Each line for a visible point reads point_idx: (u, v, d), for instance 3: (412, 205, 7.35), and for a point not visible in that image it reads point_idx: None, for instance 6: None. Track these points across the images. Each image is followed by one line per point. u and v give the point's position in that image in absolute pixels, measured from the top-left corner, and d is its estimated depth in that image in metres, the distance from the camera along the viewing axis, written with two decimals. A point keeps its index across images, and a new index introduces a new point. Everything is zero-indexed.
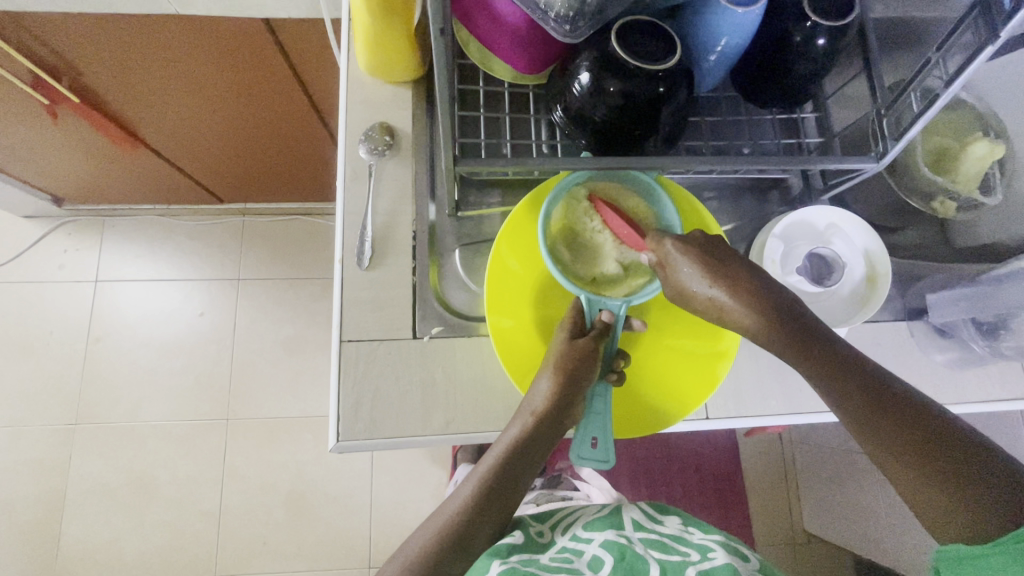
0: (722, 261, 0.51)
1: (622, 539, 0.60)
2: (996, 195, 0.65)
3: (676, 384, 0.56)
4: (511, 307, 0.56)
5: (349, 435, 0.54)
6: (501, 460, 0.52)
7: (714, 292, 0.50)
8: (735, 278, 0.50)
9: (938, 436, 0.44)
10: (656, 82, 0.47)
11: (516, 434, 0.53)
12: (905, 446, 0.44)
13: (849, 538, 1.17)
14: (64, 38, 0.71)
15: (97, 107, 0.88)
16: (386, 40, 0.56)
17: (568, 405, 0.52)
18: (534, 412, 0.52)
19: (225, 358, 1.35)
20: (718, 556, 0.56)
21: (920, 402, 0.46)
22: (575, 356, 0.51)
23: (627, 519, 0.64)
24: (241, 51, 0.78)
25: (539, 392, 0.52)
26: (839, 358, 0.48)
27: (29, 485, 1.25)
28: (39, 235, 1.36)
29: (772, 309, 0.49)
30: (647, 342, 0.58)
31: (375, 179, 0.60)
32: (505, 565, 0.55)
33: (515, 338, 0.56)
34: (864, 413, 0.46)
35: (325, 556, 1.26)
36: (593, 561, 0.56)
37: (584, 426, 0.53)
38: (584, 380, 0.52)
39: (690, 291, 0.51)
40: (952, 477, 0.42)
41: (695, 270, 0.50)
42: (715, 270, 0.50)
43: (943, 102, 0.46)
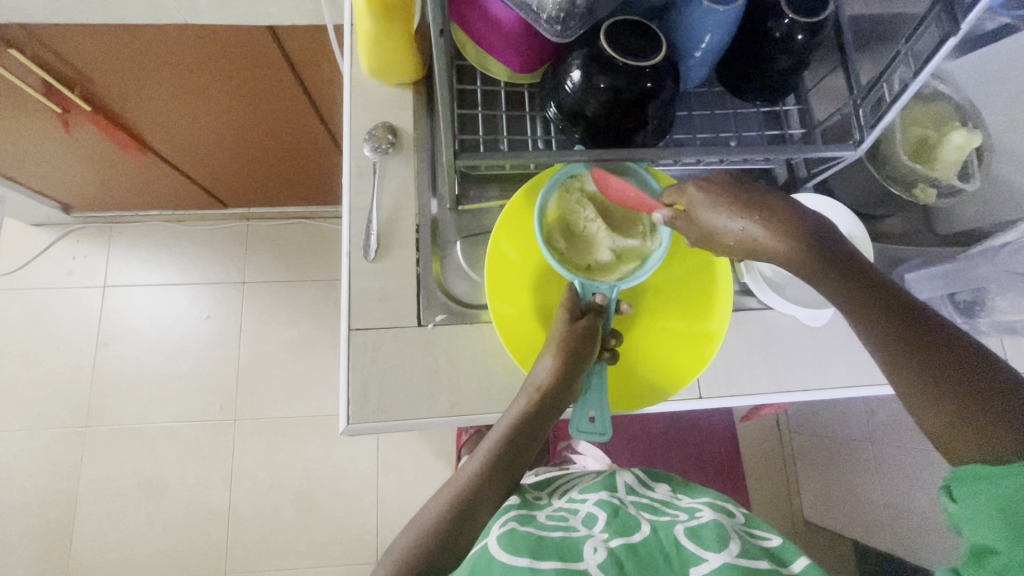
0: (753, 194, 0.47)
1: (615, 500, 0.62)
2: (975, 180, 0.68)
3: (670, 363, 0.59)
4: (510, 295, 0.59)
5: (358, 419, 0.56)
6: (506, 436, 0.54)
7: (742, 227, 0.47)
8: (766, 210, 0.46)
9: (956, 355, 0.42)
10: (643, 77, 0.50)
11: (520, 409, 0.55)
12: (925, 372, 0.41)
13: (847, 525, 1.20)
14: (77, 47, 0.75)
15: (107, 115, 0.91)
16: (388, 44, 0.59)
17: (570, 382, 0.55)
18: (538, 387, 0.54)
19: (232, 360, 1.37)
20: (705, 514, 0.58)
21: (939, 321, 0.43)
22: (576, 336, 0.54)
23: (621, 482, 0.67)
24: (247, 58, 0.81)
25: (542, 370, 0.54)
26: (863, 284, 0.45)
27: (41, 488, 1.28)
28: (48, 243, 1.39)
29: (806, 239, 0.45)
30: (641, 325, 0.61)
31: (379, 176, 0.63)
32: (504, 526, 0.56)
33: (515, 324, 0.58)
34: (883, 333, 0.44)
35: (333, 553, 1.28)
36: (587, 518, 0.59)
37: (583, 401, 0.55)
38: (585, 358, 0.54)
39: (717, 229, 0.48)
40: (975, 398, 0.40)
41: (720, 207, 0.47)
42: (744, 203, 0.47)
43: (913, 91, 0.49)
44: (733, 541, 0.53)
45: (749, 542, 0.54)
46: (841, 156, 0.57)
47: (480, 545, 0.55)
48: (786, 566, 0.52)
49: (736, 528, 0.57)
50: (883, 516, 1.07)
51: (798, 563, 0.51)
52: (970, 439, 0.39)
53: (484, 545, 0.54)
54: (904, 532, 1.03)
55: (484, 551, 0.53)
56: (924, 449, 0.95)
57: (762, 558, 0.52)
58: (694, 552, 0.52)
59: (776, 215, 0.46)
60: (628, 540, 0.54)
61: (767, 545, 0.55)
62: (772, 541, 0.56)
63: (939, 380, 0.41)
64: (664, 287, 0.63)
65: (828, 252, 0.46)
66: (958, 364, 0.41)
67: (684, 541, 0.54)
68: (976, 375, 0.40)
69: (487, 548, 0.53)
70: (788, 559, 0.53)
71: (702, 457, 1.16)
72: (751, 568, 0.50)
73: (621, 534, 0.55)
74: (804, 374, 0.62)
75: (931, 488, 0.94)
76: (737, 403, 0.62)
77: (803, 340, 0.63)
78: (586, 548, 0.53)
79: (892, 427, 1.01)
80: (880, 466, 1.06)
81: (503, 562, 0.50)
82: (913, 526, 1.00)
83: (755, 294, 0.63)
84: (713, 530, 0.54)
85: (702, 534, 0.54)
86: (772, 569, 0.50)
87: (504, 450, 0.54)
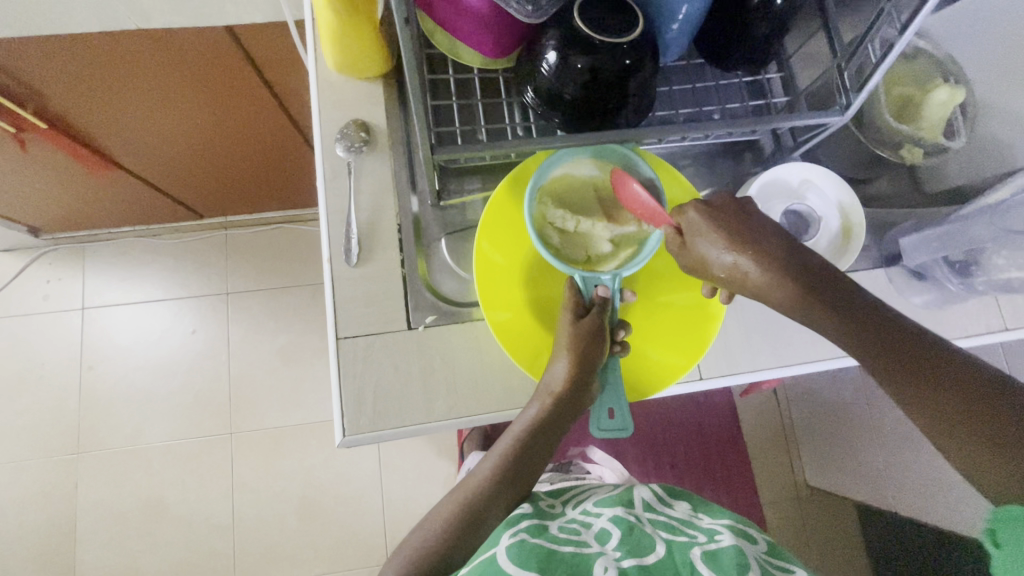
0: (742, 228, 0.49)
1: (630, 516, 0.60)
2: (959, 138, 0.67)
3: (674, 340, 0.58)
4: (505, 298, 0.57)
5: (354, 430, 0.54)
6: (523, 439, 0.56)
7: (734, 261, 0.49)
8: (750, 246, 0.49)
9: (981, 388, 0.41)
10: (621, 55, 0.49)
11: (535, 413, 0.55)
12: (947, 402, 0.42)
13: (850, 486, 1.21)
14: (26, 63, 0.71)
15: (66, 132, 0.87)
16: (351, 39, 0.57)
17: (585, 382, 0.54)
18: (552, 392, 0.54)
19: (222, 373, 1.35)
20: (725, 538, 0.56)
21: (949, 351, 0.44)
22: (584, 335, 0.53)
23: (637, 498, 0.65)
24: (208, 62, 0.77)
25: (557, 374, 0.54)
26: (867, 323, 0.46)
27: (38, 518, 1.25)
28: (19, 267, 1.34)
29: (793, 269, 0.48)
30: (643, 310, 0.60)
31: (354, 176, 0.61)
32: (513, 537, 0.52)
33: (517, 327, 0.57)
34: (896, 370, 0.44)
35: (342, 557, 1.28)
36: (601, 534, 0.57)
37: (600, 398, 0.55)
38: (596, 357, 0.54)
39: (709, 258, 0.50)
40: (1007, 436, 0.39)
41: (716, 237, 0.49)
42: (736, 237, 0.49)
43: (899, 50, 0.48)
44: (752, 569, 0.51)
45: (769, 571, 0.52)
46: (826, 122, 0.56)
47: (485, 554, 0.51)
48: None
49: (756, 556, 0.54)
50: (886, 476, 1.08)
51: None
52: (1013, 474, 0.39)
53: (492, 553, 0.50)
54: (908, 490, 1.04)
55: (492, 560, 0.49)
56: None
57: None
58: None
59: (761, 248, 0.49)
60: (641, 561, 0.52)
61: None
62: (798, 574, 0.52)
63: (963, 408, 0.41)
64: (662, 269, 0.61)
65: (822, 281, 0.48)
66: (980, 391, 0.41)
67: (701, 567, 0.51)
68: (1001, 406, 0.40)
69: (495, 557, 0.49)
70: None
71: (703, 432, 1.16)
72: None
73: (634, 555, 0.53)
74: (804, 347, 0.62)
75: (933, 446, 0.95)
76: (739, 381, 0.61)
77: None
78: (597, 567, 0.49)
79: None
80: None
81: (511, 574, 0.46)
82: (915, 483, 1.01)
83: None
84: (733, 557, 0.52)
85: (720, 560, 0.52)
86: None
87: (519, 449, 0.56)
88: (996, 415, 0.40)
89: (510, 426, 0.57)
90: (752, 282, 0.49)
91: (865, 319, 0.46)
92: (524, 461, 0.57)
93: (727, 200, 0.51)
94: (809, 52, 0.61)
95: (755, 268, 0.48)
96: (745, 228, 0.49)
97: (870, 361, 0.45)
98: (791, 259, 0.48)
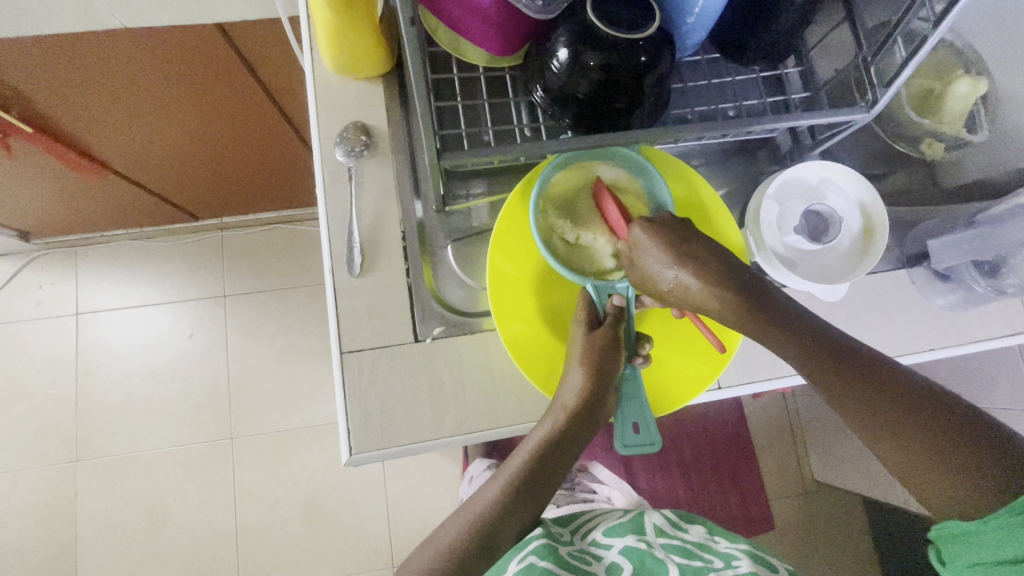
0: (688, 245, 0.51)
1: (642, 544, 0.59)
2: (982, 132, 0.65)
3: (696, 349, 0.56)
4: (517, 311, 0.54)
5: (360, 449, 0.52)
6: (535, 458, 0.52)
7: (678, 276, 0.50)
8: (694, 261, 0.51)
9: (917, 403, 0.44)
10: (636, 51, 0.46)
11: (550, 432, 0.52)
12: (884, 420, 0.44)
13: (858, 482, 1.20)
14: (7, 66, 0.67)
15: (53, 135, 0.84)
16: (349, 38, 0.54)
17: (602, 398, 0.52)
18: (566, 408, 0.51)
19: (221, 377, 1.32)
20: (742, 564, 0.55)
21: (887, 366, 0.47)
22: (598, 348, 0.51)
23: (649, 523, 0.64)
24: (197, 61, 0.74)
25: (571, 387, 0.51)
26: (810, 340, 0.49)
27: (38, 527, 1.23)
28: (11, 272, 1.31)
29: (732, 284, 0.51)
30: (662, 318, 0.58)
31: (355, 181, 0.58)
32: (524, 562, 0.54)
33: (529, 340, 0.54)
34: (838, 386, 0.47)
35: (348, 561, 1.26)
36: (612, 566, 0.57)
37: (621, 412, 0.52)
38: (612, 370, 0.51)
39: (655, 275, 0.50)
40: (942, 449, 0.42)
41: (659, 254, 0.50)
42: (681, 253, 0.50)
43: (931, 44, 0.45)
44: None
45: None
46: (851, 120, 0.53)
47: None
48: None
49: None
50: None
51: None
52: (951, 487, 0.41)
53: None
54: None
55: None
56: None
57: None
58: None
59: (695, 264, 0.51)
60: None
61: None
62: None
63: (902, 429, 0.43)
64: None
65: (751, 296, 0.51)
66: (917, 408, 0.44)
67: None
68: (938, 420, 0.43)
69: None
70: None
71: (711, 430, 1.15)
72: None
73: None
74: None
75: None
76: (759, 388, 0.59)
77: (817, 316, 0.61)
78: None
79: None
80: None
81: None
82: None
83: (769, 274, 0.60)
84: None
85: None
86: None
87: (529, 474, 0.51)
88: (933, 435, 0.42)
89: (524, 445, 0.53)
90: (695, 297, 0.51)
91: (804, 336, 0.49)
92: (540, 483, 0.52)
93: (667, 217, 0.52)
94: (830, 44, 0.59)
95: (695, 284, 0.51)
96: (683, 244, 0.51)
97: (815, 379, 0.48)
98: (720, 273, 0.51)
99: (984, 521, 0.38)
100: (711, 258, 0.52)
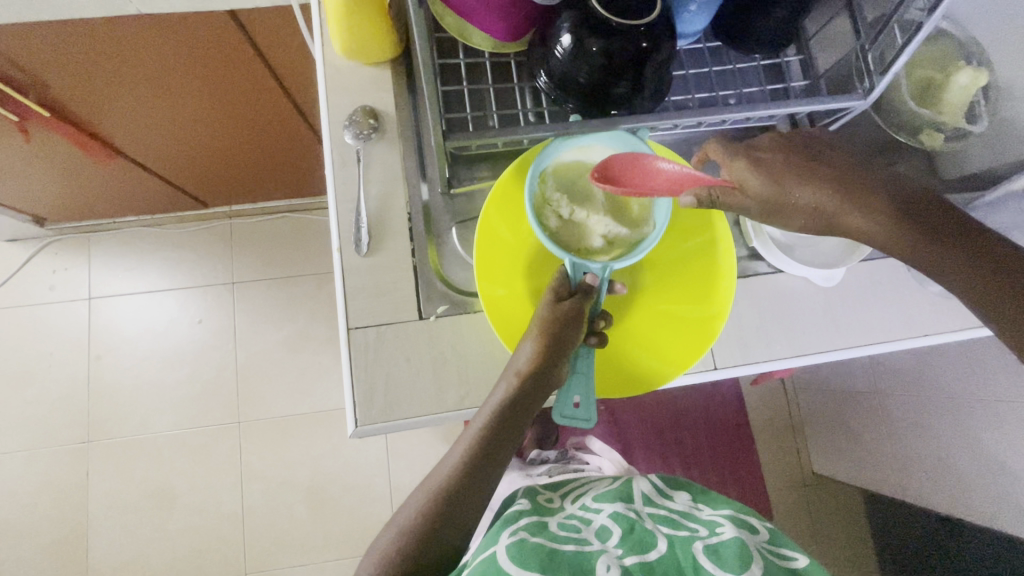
0: (819, 168, 0.53)
1: (631, 512, 0.58)
2: (982, 121, 0.65)
3: (661, 346, 0.57)
4: (502, 276, 0.56)
5: (365, 421, 0.54)
6: (493, 421, 0.53)
7: (816, 198, 0.52)
8: (835, 181, 0.52)
9: None
10: (637, 37, 0.47)
11: (503, 395, 0.53)
12: (1004, 301, 0.47)
13: (857, 474, 1.21)
14: (27, 50, 0.69)
15: (69, 120, 0.86)
16: (360, 24, 0.55)
17: (553, 368, 0.53)
18: (518, 371, 0.53)
19: (229, 362, 1.35)
20: (727, 530, 0.54)
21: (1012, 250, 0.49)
22: (557, 318, 0.52)
23: (637, 492, 0.63)
24: (211, 47, 0.76)
25: (524, 354, 0.53)
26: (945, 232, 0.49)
27: (51, 506, 1.26)
28: (26, 257, 1.34)
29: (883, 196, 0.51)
30: (637, 308, 0.59)
31: (363, 163, 0.60)
32: (514, 536, 0.50)
33: (507, 307, 0.56)
34: (968, 274, 0.49)
35: (351, 544, 1.29)
36: (601, 531, 0.54)
37: (567, 385, 0.53)
38: (566, 344, 0.53)
39: (791, 199, 0.52)
40: None
41: (790, 178, 0.52)
42: (813, 176, 0.52)
43: (926, 32, 0.47)
44: (755, 564, 0.48)
45: (771, 563, 0.49)
46: (849, 107, 0.54)
47: (485, 553, 0.49)
48: None
49: (757, 546, 0.52)
50: (895, 464, 1.08)
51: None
52: None
53: (491, 553, 0.48)
54: (916, 476, 1.03)
55: (492, 559, 0.47)
56: (933, 395, 0.95)
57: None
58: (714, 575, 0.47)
59: (831, 178, 0.52)
60: (643, 559, 0.50)
61: (791, 567, 0.50)
62: (798, 562, 0.50)
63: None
64: (663, 268, 0.60)
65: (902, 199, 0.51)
66: None
67: (703, 561, 0.49)
68: None
69: (495, 557, 0.47)
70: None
71: (710, 421, 1.16)
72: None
73: (636, 552, 0.51)
74: (816, 336, 0.61)
75: (943, 433, 0.95)
76: (753, 370, 0.60)
77: (813, 301, 0.62)
78: (599, 565, 0.48)
79: (903, 376, 1.01)
80: (888, 415, 1.06)
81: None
82: (924, 471, 1.01)
83: (765, 257, 0.62)
84: (734, 549, 0.50)
85: (722, 554, 0.50)
86: None
87: (495, 438, 0.53)
88: None
89: (481, 410, 0.55)
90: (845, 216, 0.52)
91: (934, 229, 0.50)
92: (496, 444, 0.53)
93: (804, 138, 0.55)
94: (829, 34, 0.60)
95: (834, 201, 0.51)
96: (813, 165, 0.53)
97: (947, 270, 0.49)
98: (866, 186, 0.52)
99: None
100: (852, 168, 0.53)
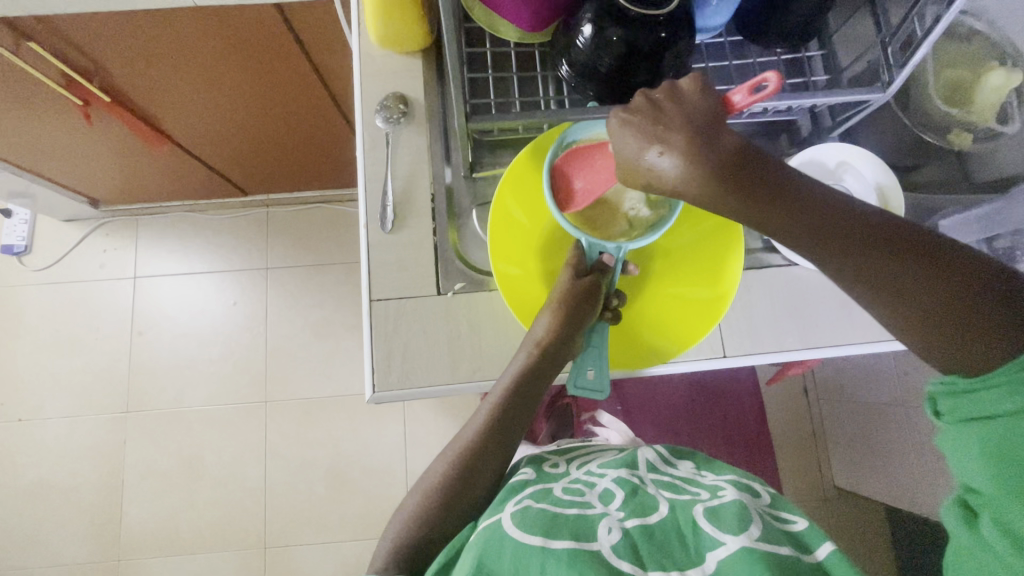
0: (667, 119, 0.43)
1: (634, 478, 0.58)
2: (1016, 122, 0.64)
3: (674, 324, 0.59)
4: (518, 256, 0.58)
5: (382, 388, 0.57)
6: (512, 389, 0.57)
7: (653, 159, 0.43)
8: (676, 137, 0.43)
9: (925, 252, 0.41)
10: (657, 27, 0.49)
11: (522, 365, 0.56)
12: (880, 275, 0.42)
13: (878, 490, 1.17)
14: (92, 37, 0.75)
15: (125, 106, 0.93)
16: (395, 13, 0.59)
17: (570, 337, 0.56)
18: (538, 343, 0.56)
19: (260, 344, 1.41)
20: (728, 493, 0.54)
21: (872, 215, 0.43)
22: (577, 295, 0.55)
23: (641, 459, 0.63)
24: (255, 39, 0.80)
25: (542, 326, 0.56)
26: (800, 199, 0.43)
27: (90, 470, 1.34)
28: (79, 236, 1.43)
29: (726, 157, 0.42)
30: (649, 288, 0.61)
31: (391, 146, 0.63)
32: (519, 504, 0.52)
33: (522, 286, 0.58)
34: (828, 240, 0.43)
35: (364, 527, 1.32)
36: (604, 494, 0.56)
37: (581, 356, 0.57)
38: (584, 317, 0.56)
39: (630, 160, 0.45)
40: (948, 298, 0.40)
41: (631, 133, 0.44)
42: (656, 130, 0.43)
43: (945, 25, 0.47)
44: (754, 523, 0.48)
45: (771, 525, 0.50)
46: (868, 100, 0.55)
47: (492, 518, 0.51)
48: (808, 552, 0.47)
49: (758, 510, 0.52)
50: (917, 481, 1.04)
51: (822, 550, 0.46)
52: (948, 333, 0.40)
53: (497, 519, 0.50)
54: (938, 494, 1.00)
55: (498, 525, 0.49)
56: None
57: (784, 542, 0.47)
58: (713, 536, 0.48)
59: (679, 131, 0.43)
60: (644, 521, 0.50)
61: (790, 529, 0.50)
62: (797, 524, 0.51)
63: (901, 285, 0.41)
64: (675, 249, 0.61)
65: (760, 171, 0.43)
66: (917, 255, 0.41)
67: (702, 522, 0.49)
68: (943, 267, 0.41)
69: (500, 522, 0.49)
70: (812, 544, 0.48)
71: (728, 422, 1.16)
72: (773, 551, 0.45)
73: (638, 515, 0.51)
74: (831, 329, 0.61)
75: None
76: (764, 360, 0.61)
77: (829, 296, 0.61)
78: (600, 528, 0.49)
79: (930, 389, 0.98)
80: (913, 429, 1.03)
81: (516, 539, 0.47)
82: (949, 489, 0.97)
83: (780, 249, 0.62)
84: (734, 512, 0.50)
85: (722, 516, 0.50)
86: (794, 555, 0.45)
87: (511, 403, 0.57)
88: (940, 283, 0.40)
89: (500, 379, 0.58)
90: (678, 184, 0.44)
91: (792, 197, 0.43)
92: (512, 409, 0.57)
93: (695, 81, 0.44)
94: (853, 30, 0.60)
95: (681, 167, 0.42)
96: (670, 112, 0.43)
97: (811, 241, 0.43)
98: (726, 150, 0.42)
99: (990, 376, 0.39)
100: (703, 119, 0.43)
